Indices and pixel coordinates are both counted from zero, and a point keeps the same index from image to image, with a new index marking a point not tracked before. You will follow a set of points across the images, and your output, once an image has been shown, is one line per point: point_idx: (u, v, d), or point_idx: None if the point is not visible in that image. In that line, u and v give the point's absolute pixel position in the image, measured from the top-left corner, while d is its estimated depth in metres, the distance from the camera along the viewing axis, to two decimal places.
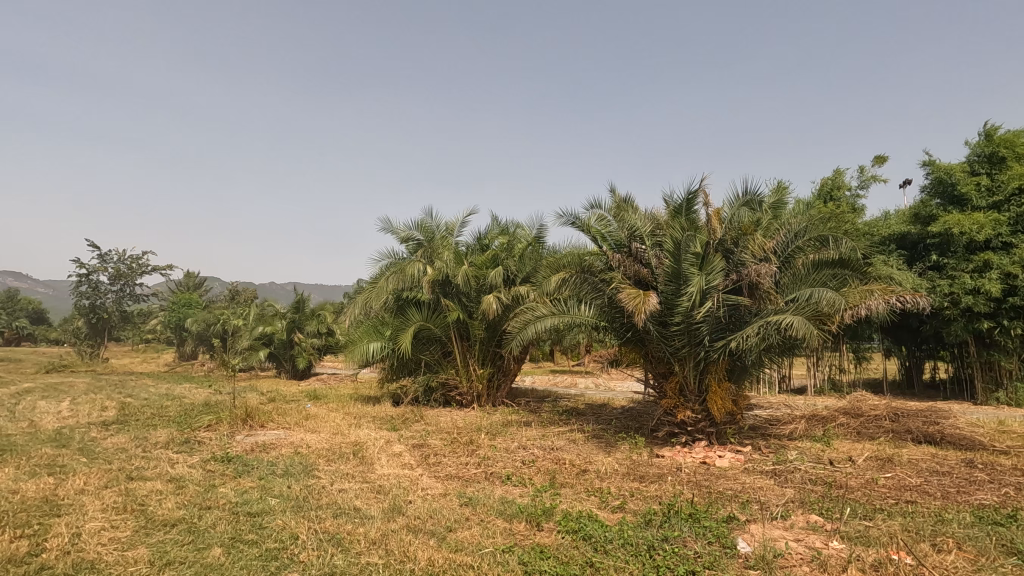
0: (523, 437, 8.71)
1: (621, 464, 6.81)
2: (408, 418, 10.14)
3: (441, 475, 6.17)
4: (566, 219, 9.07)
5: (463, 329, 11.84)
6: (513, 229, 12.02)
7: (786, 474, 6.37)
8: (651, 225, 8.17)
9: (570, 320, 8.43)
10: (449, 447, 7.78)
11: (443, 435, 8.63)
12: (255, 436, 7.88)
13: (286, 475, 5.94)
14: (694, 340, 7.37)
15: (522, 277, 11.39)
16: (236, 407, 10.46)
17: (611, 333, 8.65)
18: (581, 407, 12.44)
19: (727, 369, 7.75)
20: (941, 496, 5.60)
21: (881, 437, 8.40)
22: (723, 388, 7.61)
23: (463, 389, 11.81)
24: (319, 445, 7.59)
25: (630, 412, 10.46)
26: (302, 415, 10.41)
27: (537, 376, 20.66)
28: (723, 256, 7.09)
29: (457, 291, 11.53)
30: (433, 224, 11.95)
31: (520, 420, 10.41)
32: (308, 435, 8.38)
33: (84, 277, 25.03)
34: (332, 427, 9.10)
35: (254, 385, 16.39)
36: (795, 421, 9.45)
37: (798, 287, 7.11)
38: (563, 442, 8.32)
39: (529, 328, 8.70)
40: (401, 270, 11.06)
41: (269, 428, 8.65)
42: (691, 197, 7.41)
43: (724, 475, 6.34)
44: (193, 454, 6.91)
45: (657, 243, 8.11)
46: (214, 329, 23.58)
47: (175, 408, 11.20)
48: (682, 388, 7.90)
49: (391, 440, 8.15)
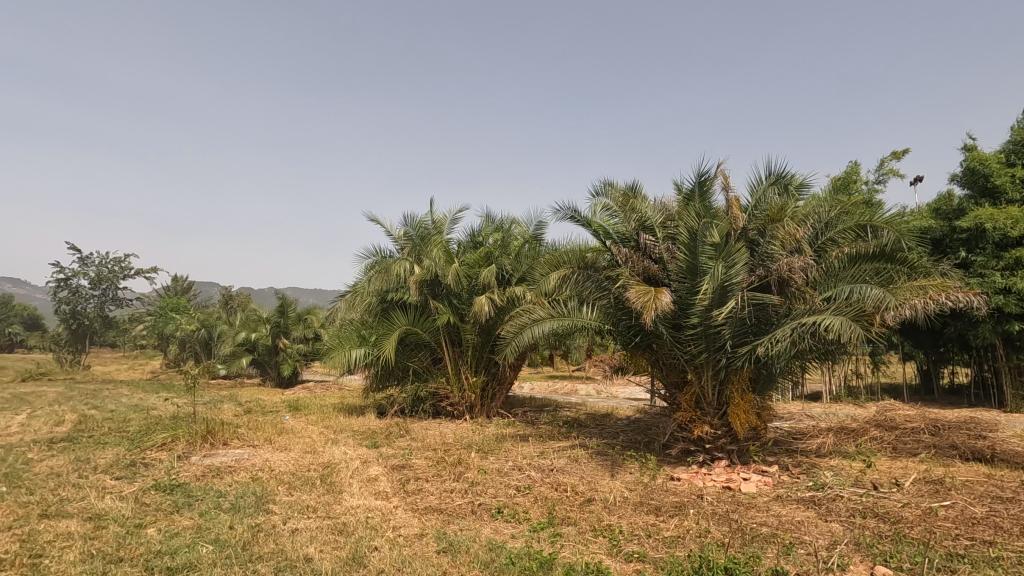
0: (519, 455, 7.74)
1: (633, 492, 5.85)
2: (392, 432, 9.17)
3: (420, 508, 5.20)
4: (565, 212, 8.14)
5: (454, 334, 10.88)
6: (509, 225, 11.06)
7: (827, 503, 5.40)
8: (662, 216, 7.24)
9: (571, 323, 7.49)
10: (434, 469, 6.81)
11: (429, 454, 7.65)
12: (213, 458, 6.89)
13: (233, 509, 4.96)
14: (714, 344, 6.40)
15: (518, 278, 10.44)
16: (203, 421, 9.48)
17: (617, 338, 7.67)
18: (582, 418, 11.52)
19: (750, 378, 6.77)
20: (1021, 533, 4.64)
21: (923, 453, 7.45)
22: (747, 400, 6.64)
23: (454, 399, 10.85)
24: (284, 468, 6.62)
25: (637, 425, 9.52)
26: (276, 429, 9.42)
27: (535, 384, 19.69)
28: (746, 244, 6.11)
29: (447, 293, 10.59)
30: (422, 221, 11.00)
31: (515, 434, 9.45)
32: (275, 455, 7.39)
33: (64, 282, 24.08)
34: (304, 444, 8.14)
35: (234, 394, 15.45)
36: (822, 434, 8.49)
37: (835, 284, 6.15)
38: (563, 462, 7.37)
39: (526, 332, 7.76)
40: (386, 269, 10.14)
41: (232, 447, 7.67)
42: (707, 182, 6.49)
43: (754, 505, 5.38)
44: (134, 482, 5.93)
45: (669, 236, 7.18)
46: (198, 335, 22.61)
47: (138, 422, 10.21)
48: (698, 400, 6.95)
49: (368, 461, 7.19)
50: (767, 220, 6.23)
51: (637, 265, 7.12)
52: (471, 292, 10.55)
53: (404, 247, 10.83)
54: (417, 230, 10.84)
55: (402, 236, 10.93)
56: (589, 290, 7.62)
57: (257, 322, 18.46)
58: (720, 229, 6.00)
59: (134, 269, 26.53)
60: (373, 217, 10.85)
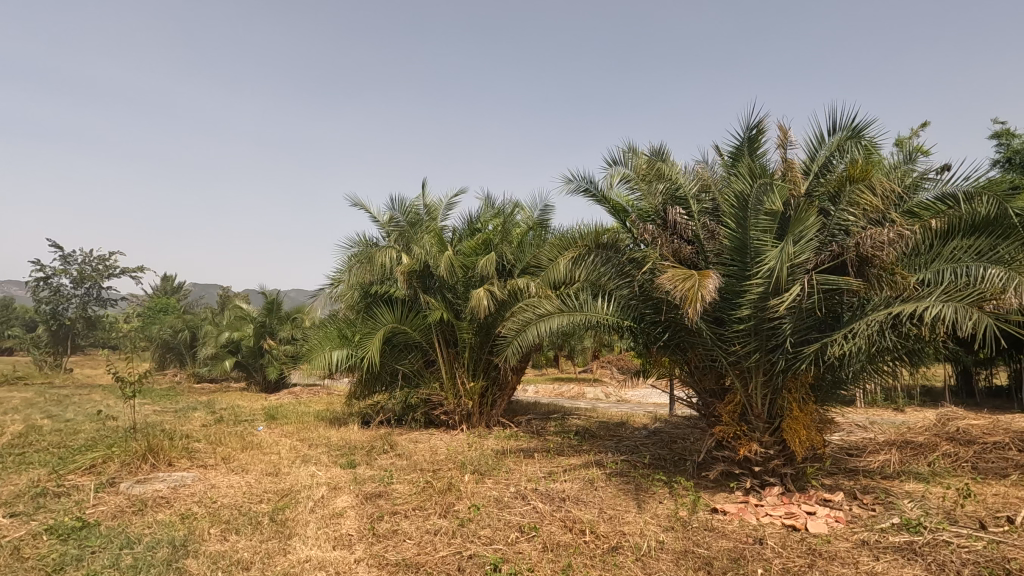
0: (522, 478, 6.41)
1: (669, 535, 4.52)
2: (375, 448, 7.86)
3: (391, 563, 3.89)
4: (577, 185, 6.80)
5: (449, 333, 9.58)
6: (510, 209, 9.73)
7: (932, 552, 4.06)
8: (698, 185, 5.87)
9: (581, 318, 6.23)
10: (417, 499, 5.49)
11: (414, 477, 6.35)
12: (145, 486, 5.58)
13: (132, 569, 3.64)
14: (769, 343, 5.07)
15: (521, 270, 9.15)
16: (157, 435, 8.17)
17: (640, 336, 6.36)
18: (594, 427, 10.21)
19: (812, 386, 5.42)
20: None
21: (1016, 475, 6.08)
22: (808, 414, 5.30)
23: (449, 407, 9.53)
24: (231, 499, 5.31)
25: (661, 437, 8.20)
26: (241, 444, 8.12)
27: (540, 386, 18.39)
28: (816, 211, 4.69)
29: (440, 286, 9.28)
30: (414, 205, 9.69)
31: (519, 449, 8.14)
32: (226, 480, 6.08)
33: (45, 281, 22.73)
34: (268, 465, 6.83)
35: (212, 401, 14.15)
36: (883, 450, 7.16)
37: (926, 266, 4.81)
38: (577, 487, 6.06)
39: (529, 331, 6.49)
40: (368, 258, 8.96)
41: (176, 469, 6.35)
42: (758, 134, 5.16)
43: (836, 556, 4.04)
44: (28, 522, 4.60)
45: (705, 209, 5.85)
46: (183, 337, 21.29)
47: (87, 434, 8.90)
48: (743, 412, 5.63)
49: (338, 487, 5.88)
50: (843, 181, 4.78)
51: (664, 246, 5.78)
52: (467, 284, 9.30)
53: (393, 234, 9.51)
54: (407, 216, 9.52)
55: (390, 223, 9.63)
56: (606, 278, 6.29)
57: (241, 321, 17.18)
58: (781, 192, 4.67)
59: (119, 268, 25.16)
60: (355, 201, 9.53)
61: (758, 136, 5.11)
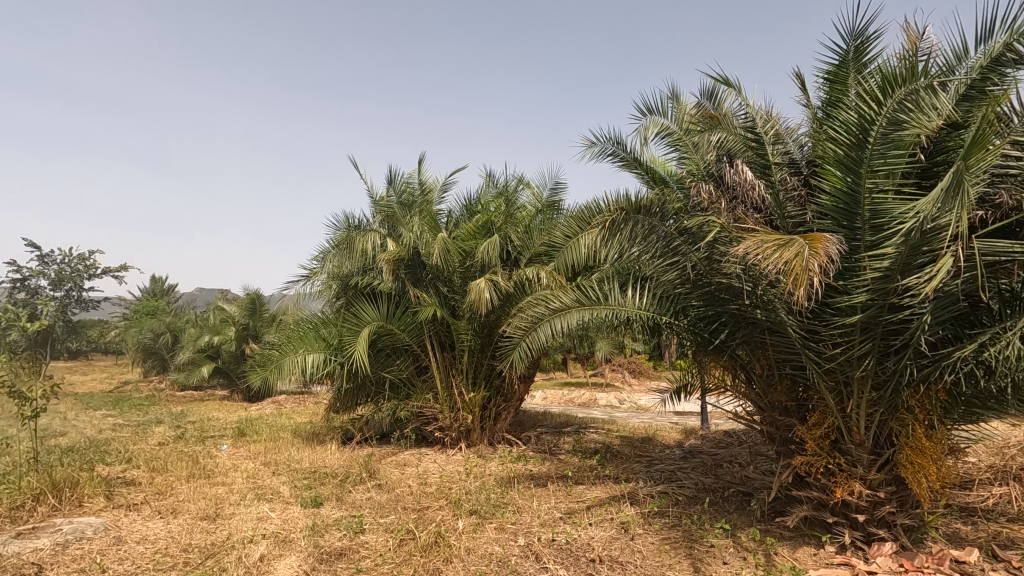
0: (534, 522, 4.88)
1: None
2: (350, 476, 6.36)
3: None
4: (602, 147, 5.29)
5: (444, 334, 8.09)
6: (515, 188, 8.25)
7: None
8: (771, 129, 4.37)
9: (608, 314, 4.79)
10: (390, 562, 3.96)
11: (392, 522, 4.82)
12: (23, 544, 4.10)
13: None
14: (888, 344, 3.58)
15: (529, 257, 7.66)
16: (85, 460, 6.68)
17: (687, 338, 4.86)
18: (616, 444, 8.67)
19: (941, 406, 3.89)
20: None
21: None
22: (936, 443, 3.80)
23: (445, 422, 8.03)
24: (132, 566, 3.81)
25: (703, 460, 6.65)
26: (188, 469, 6.64)
27: (548, 392, 16.88)
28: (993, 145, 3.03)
29: (433, 277, 7.77)
30: (408, 181, 8.17)
31: (528, 475, 6.61)
32: (144, 529, 4.59)
33: (21, 283, 21.49)
34: (209, 504, 5.32)
35: (184, 413, 12.72)
36: (998, 480, 5.55)
37: None
38: (608, 535, 4.53)
39: (541, 329, 5.03)
40: (347, 246, 7.46)
41: (83, 514, 4.86)
42: (866, 46, 3.59)
43: None
44: None
45: (780, 162, 4.33)
46: (164, 341, 19.90)
47: (12, 457, 7.42)
48: (838, 440, 4.10)
49: (288, 542, 4.36)
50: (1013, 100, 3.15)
51: (726, 211, 4.32)
52: (466, 276, 7.76)
53: (380, 215, 8.03)
54: (400, 194, 8.05)
55: (380, 201, 8.13)
56: (644, 258, 4.70)
57: (223, 323, 15.72)
58: (919, 119, 3.10)
59: (100, 268, 23.77)
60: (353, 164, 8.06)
61: (867, 45, 3.57)
